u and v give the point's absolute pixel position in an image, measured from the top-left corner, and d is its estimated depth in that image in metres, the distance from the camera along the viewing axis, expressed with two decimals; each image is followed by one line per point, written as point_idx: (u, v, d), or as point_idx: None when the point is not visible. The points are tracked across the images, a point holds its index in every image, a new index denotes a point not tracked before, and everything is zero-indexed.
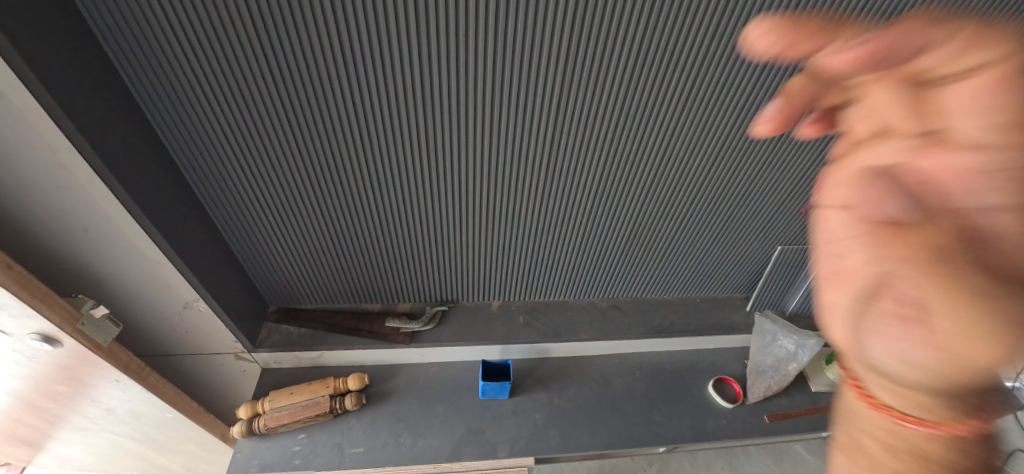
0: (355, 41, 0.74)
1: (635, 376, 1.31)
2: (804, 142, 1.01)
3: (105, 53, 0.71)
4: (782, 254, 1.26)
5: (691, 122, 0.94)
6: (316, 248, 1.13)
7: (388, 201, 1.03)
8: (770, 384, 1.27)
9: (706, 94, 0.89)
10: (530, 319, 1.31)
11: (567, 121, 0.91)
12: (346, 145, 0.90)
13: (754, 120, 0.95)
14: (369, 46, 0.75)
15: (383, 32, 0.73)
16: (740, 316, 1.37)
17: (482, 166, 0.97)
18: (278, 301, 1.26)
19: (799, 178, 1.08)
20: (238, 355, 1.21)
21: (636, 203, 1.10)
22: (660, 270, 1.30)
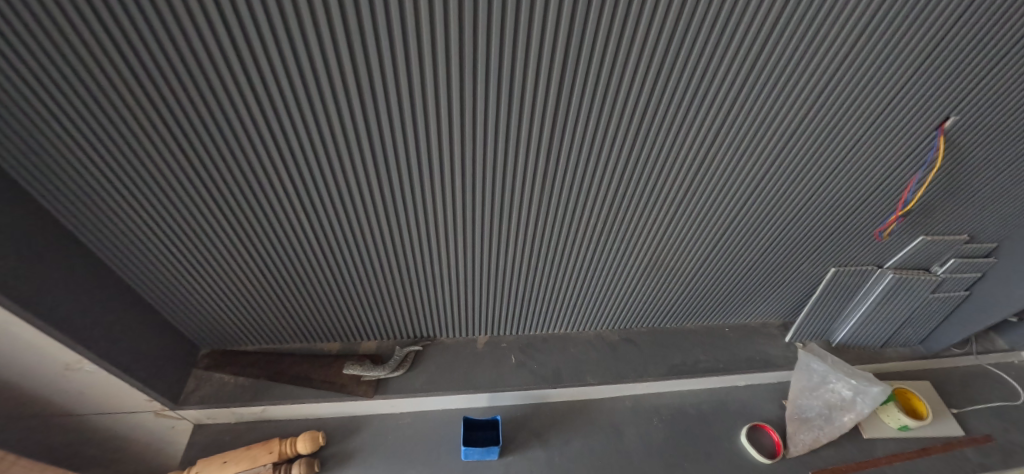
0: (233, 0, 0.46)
1: (652, 424, 1.08)
2: (887, 145, 0.76)
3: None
4: (835, 277, 1.02)
5: (744, 118, 0.67)
6: (249, 285, 0.87)
7: (332, 228, 0.77)
8: (819, 435, 1.04)
9: (770, 82, 0.63)
10: (523, 358, 1.06)
11: (573, 123, 0.64)
12: (261, 159, 0.63)
13: (828, 118, 0.70)
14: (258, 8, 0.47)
15: None
16: (779, 348, 1.13)
17: (457, 182, 0.71)
18: (211, 342, 1.01)
19: (875, 188, 0.83)
20: (160, 413, 0.97)
21: (661, 223, 0.85)
22: (684, 297, 1.06)
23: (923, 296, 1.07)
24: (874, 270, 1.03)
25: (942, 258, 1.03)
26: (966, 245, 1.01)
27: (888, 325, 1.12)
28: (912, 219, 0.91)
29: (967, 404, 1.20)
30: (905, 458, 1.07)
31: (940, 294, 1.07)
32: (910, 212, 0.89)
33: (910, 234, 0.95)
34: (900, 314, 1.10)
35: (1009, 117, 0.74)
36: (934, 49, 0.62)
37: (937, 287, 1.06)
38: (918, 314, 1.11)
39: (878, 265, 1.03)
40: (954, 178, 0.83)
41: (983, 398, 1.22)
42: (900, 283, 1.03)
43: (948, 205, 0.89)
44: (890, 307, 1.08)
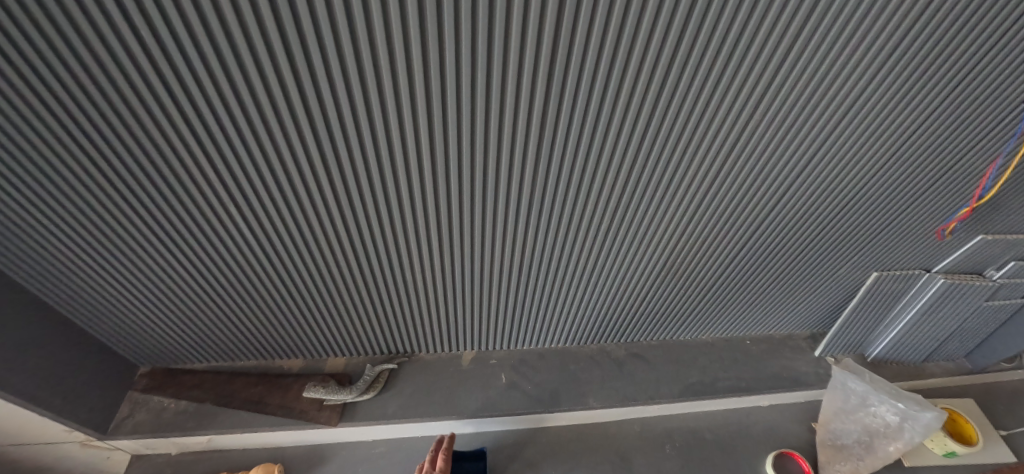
0: None
1: (665, 452, 0.94)
2: (966, 128, 0.60)
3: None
4: (877, 283, 0.88)
5: (808, 89, 0.51)
6: (180, 300, 0.72)
7: (273, 234, 0.61)
8: (857, 465, 0.89)
9: (845, 38, 0.46)
10: (515, 377, 0.92)
11: (580, 98, 0.47)
12: (156, 151, 0.46)
13: (907, 90, 0.53)
14: None
15: None
16: (808, 364, 0.99)
17: (428, 177, 0.54)
18: (150, 361, 0.87)
19: (942, 180, 0.68)
20: (87, 443, 0.81)
21: (683, 222, 0.69)
22: (700, 307, 0.91)
23: (976, 305, 0.93)
24: (921, 274, 0.89)
25: (1000, 260, 0.89)
26: None
27: (931, 337, 0.98)
28: (976, 216, 0.77)
29: (1020, 425, 1.06)
30: None
31: (995, 302, 0.93)
32: (975, 208, 0.75)
33: (969, 234, 0.81)
34: (946, 325, 0.96)
35: None
36: None
37: (992, 295, 0.92)
38: (968, 326, 0.97)
39: (925, 269, 0.89)
40: None
41: None
42: (951, 289, 0.89)
43: (1020, 200, 0.75)
44: (937, 317, 0.94)
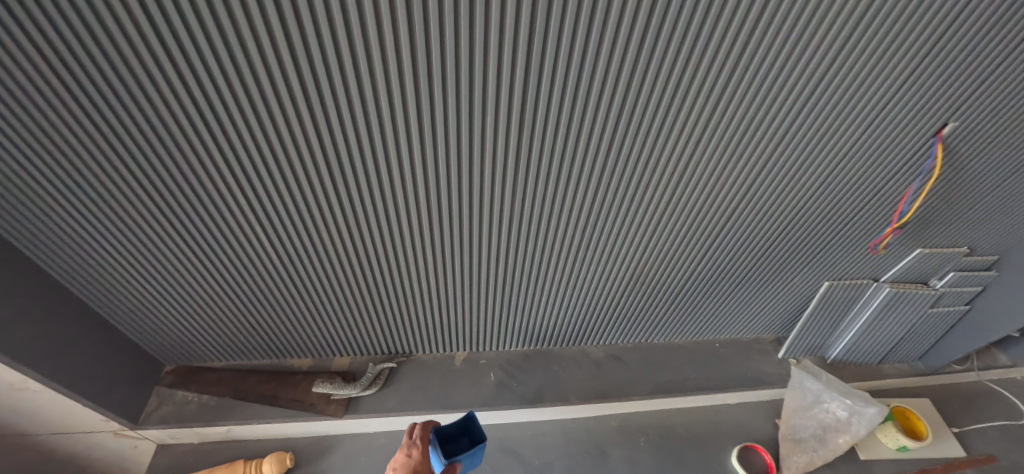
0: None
1: (639, 445, 1.03)
2: (887, 159, 0.70)
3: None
4: (829, 292, 0.97)
5: (740, 129, 0.61)
6: (207, 303, 0.82)
7: (290, 246, 0.71)
8: (814, 456, 0.99)
9: (770, 84, 0.55)
10: (503, 376, 1.02)
11: (548, 137, 0.58)
12: (199, 178, 0.57)
13: (832, 124, 0.63)
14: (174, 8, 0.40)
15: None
16: (771, 365, 1.09)
17: (423, 200, 0.65)
18: (174, 359, 0.97)
19: (871, 203, 0.78)
20: (119, 433, 0.91)
21: (646, 237, 0.79)
22: (671, 313, 1.01)
23: (921, 311, 1.02)
24: (871, 283, 0.98)
25: (941, 271, 0.98)
26: (966, 258, 0.97)
27: (886, 341, 1.07)
28: (909, 232, 0.86)
29: (969, 423, 1.15)
30: None
31: (939, 309, 1.03)
32: (908, 225, 0.84)
33: (907, 247, 0.91)
34: (898, 329, 1.05)
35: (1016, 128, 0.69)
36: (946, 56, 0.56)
37: (936, 302, 1.02)
38: (916, 330, 1.07)
39: (875, 278, 0.98)
40: (954, 190, 0.78)
41: (985, 417, 1.16)
42: (897, 297, 0.99)
43: (946, 218, 0.85)
44: (887, 322, 1.03)
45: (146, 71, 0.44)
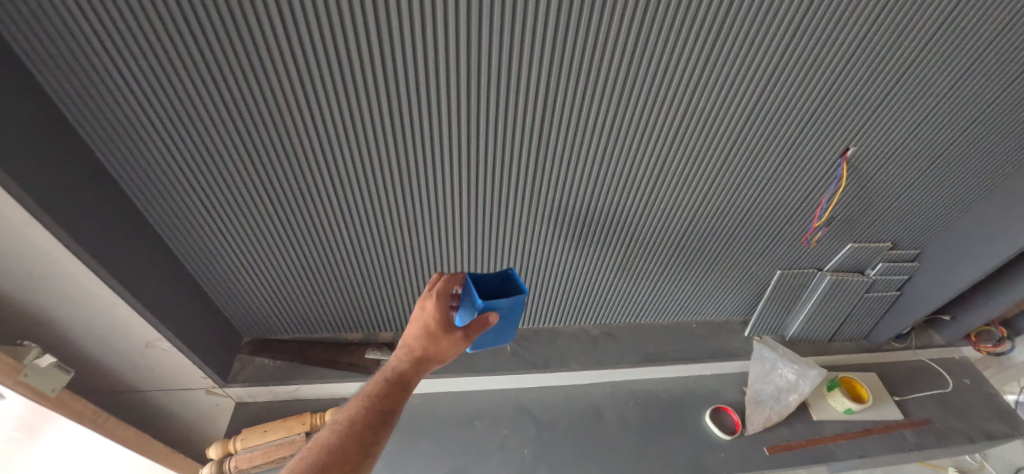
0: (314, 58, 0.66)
1: (628, 406, 1.26)
2: (805, 167, 0.95)
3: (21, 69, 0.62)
4: (781, 278, 1.21)
5: (688, 139, 0.88)
6: (293, 279, 1.06)
7: (365, 229, 0.97)
8: (771, 414, 1.21)
9: (703, 109, 0.83)
10: (517, 348, 1.24)
11: (554, 144, 0.85)
12: (315, 175, 0.84)
13: (755, 138, 0.89)
14: (333, 64, 0.67)
15: (343, 48, 0.66)
16: (738, 341, 1.31)
17: (465, 190, 0.92)
18: (252, 332, 1.19)
19: (800, 202, 1.02)
20: (210, 390, 1.13)
21: (628, 227, 1.04)
22: (653, 295, 1.24)
23: (859, 295, 1.25)
24: (815, 272, 1.21)
25: (873, 262, 1.21)
26: (891, 251, 1.20)
27: (832, 320, 1.30)
28: (837, 228, 1.10)
29: (908, 392, 1.36)
30: (849, 437, 1.24)
31: (874, 294, 1.26)
32: (833, 223, 1.09)
33: (839, 241, 1.14)
34: (841, 310, 1.28)
35: (899, 146, 0.94)
36: (824, 92, 0.83)
37: (870, 288, 1.25)
38: (857, 312, 1.30)
39: (818, 269, 1.22)
40: (865, 194, 1.03)
41: (924, 387, 1.38)
42: (838, 283, 1.21)
43: (866, 217, 1.09)
44: (831, 304, 1.26)
45: (307, 103, 0.71)
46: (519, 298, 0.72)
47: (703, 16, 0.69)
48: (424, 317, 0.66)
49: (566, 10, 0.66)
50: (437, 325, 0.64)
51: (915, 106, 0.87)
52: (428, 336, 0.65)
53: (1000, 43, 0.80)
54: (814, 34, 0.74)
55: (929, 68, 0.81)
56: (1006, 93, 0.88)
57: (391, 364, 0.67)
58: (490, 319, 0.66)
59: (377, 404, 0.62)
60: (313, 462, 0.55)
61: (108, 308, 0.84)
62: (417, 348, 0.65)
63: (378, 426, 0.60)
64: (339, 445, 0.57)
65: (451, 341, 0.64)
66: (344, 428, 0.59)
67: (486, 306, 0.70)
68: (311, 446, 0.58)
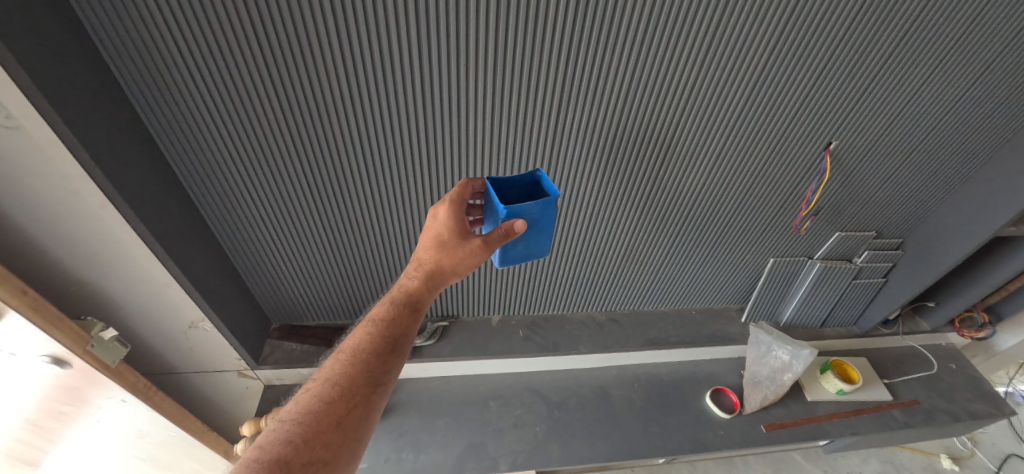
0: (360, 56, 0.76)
1: (634, 388, 1.34)
2: (793, 158, 1.04)
3: (106, 67, 0.71)
4: (774, 266, 1.30)
5: (688, 130, 0.96)
6: (322, 266, 1.14)
7: (391, 217, 1.06)
8: (767, 394, 1.30)
9: (701, 102, 0.92)
10: (529, 333, 1.32)
11: (566, 134, 0.94)
12: (351, 164, 0.93)
13: (748, 130, 0.98)
14: (377, 60, 0.77)
15: (386, 45, 0.75)
16: (736, 327, 1.40)
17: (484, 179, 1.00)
18: (281, 319, 1.27)
19: (789, 192, 1.11)
20: (241, 372, 1.19)
21: (632, 216, 1.12)
22: (656, 282, 1.32)
23: (847, 282, 1.34)
24: (806, 261, 1.30)
25: (859, 250, 1.30)
26: (875, 239, 1.29)
27: (822, 306, 1.39)
28: (825, 217, 1.19)
29: (896, 375, 1.44)
30: (842, 416, 1.31)
31: (860, 281, 1.35)
32: (821, 212, 1.18)
33: (827, 229, 1.23)
34: (831, 296, 1.37)
35: (877, 139, 1.03)
36: (808, 88, 0.92)
37: (858, 275, 1.34)
38: (846, 298, 1.39)
39: (809, 257, 1.30)
40: (848, 184, 1.12)
41: (911, 371, 1.46)
42: (827, 270, 1.30)
43: (851, 206, 1.18)
44: (822, 290, 1.35)
45: (351, 95, 0.81)
46: (547, 202, 0.74)
47: (700, 16, 0.79)
48: (438, 225, 0.72)
49: (579, 10, 0.75)
50: (449, 236, 0.70)
51: (890, 102, 0.97)
52: (439, 245, 0.71)
53: (962, 44, 0.89)
54: (798, 34, 0.83)
55: (900, 67, 0.91)
56: (971, 90, 0.98)
57: (399, 287, 0.72)
58: (515, 228, 0.68)
59: (383, 329, 0.67)
60: (323, 392, 0.60)
61: (162, 288, 0.92)
62: (428, 260, 0.72)
63: (385, 350, 0.66)
64: (344, 376, 0.62)
65: (464, 248, 0.69)
66: (349, 359, 0.64)
67: (511, 213, 0.73)
68: (321, 375, 0.63)
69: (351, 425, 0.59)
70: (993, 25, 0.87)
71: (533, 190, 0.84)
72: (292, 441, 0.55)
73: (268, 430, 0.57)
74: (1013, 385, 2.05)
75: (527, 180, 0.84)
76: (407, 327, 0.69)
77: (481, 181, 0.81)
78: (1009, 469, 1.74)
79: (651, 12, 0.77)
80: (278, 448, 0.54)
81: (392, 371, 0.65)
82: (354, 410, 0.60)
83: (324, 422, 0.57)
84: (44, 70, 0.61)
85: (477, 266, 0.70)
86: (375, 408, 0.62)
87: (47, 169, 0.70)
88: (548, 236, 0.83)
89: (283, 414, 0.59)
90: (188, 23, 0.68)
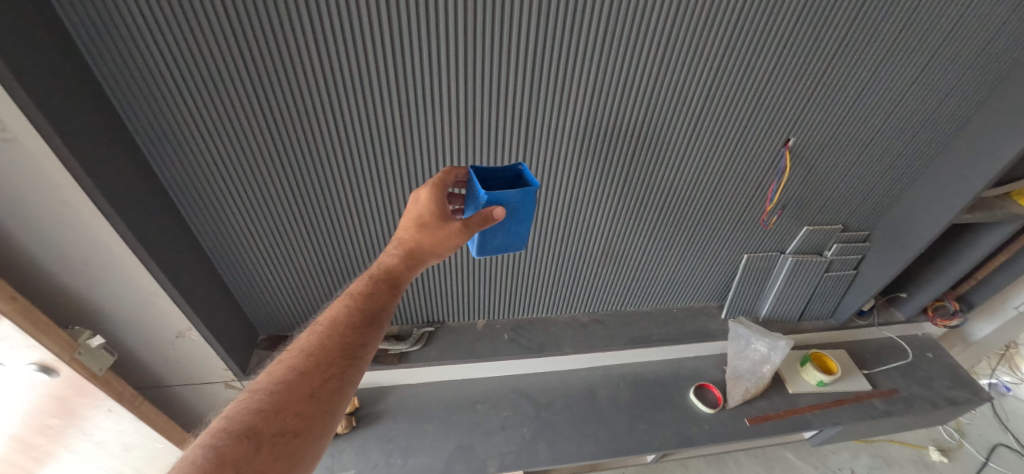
0: (338, 67, 0.80)
1: (619, 386, 1.37)
2: (754, 155, 1.10)
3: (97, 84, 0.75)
4: (748, 262, 1.35)
5: (654, 130, 1.01)
6: (308, 276, 1.17)
7: (374, 224, 1.09)
8: (749, 387, 1.33)
9: (664, 103, 0.97)
10: (514, 336, 1.34)
11: (539, 138, 0.98)
12: (334, 173, 0.96)
13: (710, 129, 1.03)
14: (355, 70, 0.81)
15: (364, 56, 0.80)
16: (716, 323, 1.44)
17: None
18: (269, 330, 1.27)
19: (755, 188, 1.17)
20: (229, 384, 1.18)
21: (607, 216, 1.16)
22: (636, 281, 1.36)
23: (820, 275, 1.40)
24: (779, 256, 1.35)
25: (829, 244, 1.36)
26: (843, 232, 1.35)
27: (798, 299, 1.45)
28: (792, 212, 1.25)
29: (876, 366, 1.47)
30: (823, 407, 1.34)
31: (832, 274, 1.41)
32: (787, 206, 1.23)
33: (796, 224, 1.29)
34: (806, 290, 1.43)
35: (832, 135, 1.10)
36: (762, 87, 0.98)
37: (829, 268, 1.40)
38: (820, 291, 1.45)
39: (781, 252, 1.36)
40: (810, 180, 1.18)
41: (890, 361, 1.49)
42: (800, 264, 1.36)
43: (815, 200, 1.23)
44: (796, 284, 1.41)
45: (331, 105, 0.85)
46: (527, 191, 0.79)
47: (655, 20, 0.84)
48: (419, 208, 0.79)
49: (543, 19, 0.80)
50: (429, 219, 0.77)
51: (839, 99, 1.03)
52: (420, 227, 0.78)
53: (900, 44, 0.96)
54: (748, 36, 0.89)
55: (845, 67, 0.98)
56: (915, 87, 1.04)
57: (379, 265, 0.77)
58: (494, 214, 0.75)
59: (360, 303, 0.72)
60: (297, 363, 0.64)
61: (149, 297, 0.94)
62: (408, 240, 0.78)
63: (362, 324, 0.70)
64: (319, 347, 0.65)
65: (444, 229, 0.76)
66: (325, 332, 0.68)
67: (492, 200, 0.79)
68: (296, 347, 0.66)
69: (324, 396, 0.62)
70: (928, 26, 0.94)
71: (516, 182, 0.90)
72: (264, 409, 0.58)
73: (240, 400, 0.60)
74: (996, 376, 2.14)
75: (511, 172, 0.89)
76: (385, 302, 0.73)
77: (465, 170, 0.86)
78: (996, 459, 1.76)
79: (610, 18, 0.82)
80: (249, 417, 0.57)
81: (368, 345, 0.69)
82: (328, 381, 0.63)
83: (297, 392, 0.61)
84: (39, 85, 0.65)
85: (455, 247, 0.77)
86: (349, 380, 0.65)
87: (41, 180, 0.73)
88: (526, 227, 0.88)
89: (256, 384, 0.62)
90: (175, 40, 0.73)
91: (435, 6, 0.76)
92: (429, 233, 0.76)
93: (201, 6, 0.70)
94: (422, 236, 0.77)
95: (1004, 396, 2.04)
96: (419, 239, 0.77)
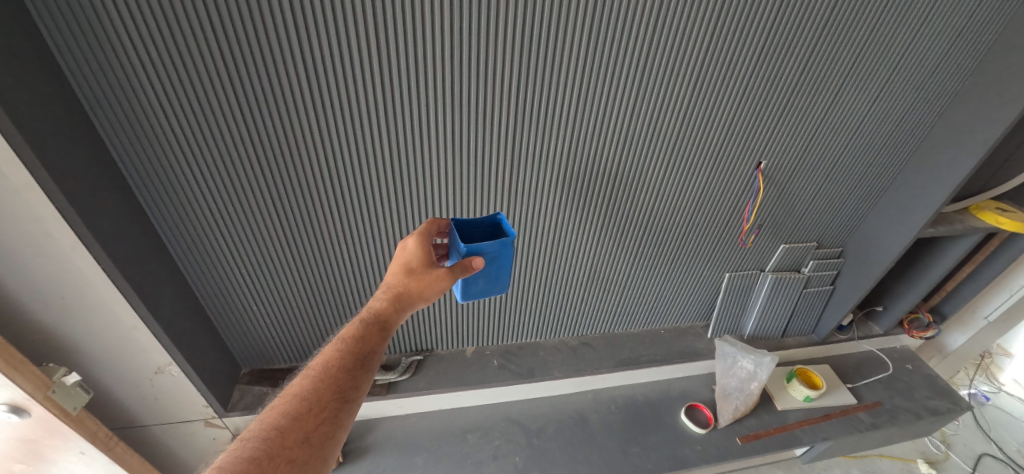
0: (330, 99, 0.83)
1: (611, 410, 1.37)
2: (728, 180, 1.16)
3: (87, 118, 0.76)
4: (730, 280, 1.38)
5: (633, 157, 1.05)
6: (294, 307, 1.14)
7: (361, 251, 1.08)
8: (739, 404, 1.34)
9: (641, 132, 1.02)
10: (504, 361, 1.33)
11: (525, 167, 1.01)
12: (323, 200, 0.96)
13: (686, 156, 1.09)
14: (346, 101, 0.84)
15: (356, 88, 0.83)
16: (703, 342, 1.46)
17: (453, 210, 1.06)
18: (252, 362, 1.23)
19: (731, 208, 1.22)
20: (209, 422, 1.13)
21: (592, 241, 1.19)
22: (623, 301, 1.37)
23: (800, 291, 1.45)
24: (760, 274, 1.40)
25: (805, 260, 1.41)
26: (818, 249, 1.40)
27: (780, 315, 1.49)
28: (768, 231, 1.30)
29: (859, 379, 1.50)
30: (811, 423, 1.36)
31: (811, 289, 1.46)
32: (764, 225, 1.28)
33: (773, 243, 1.34)
34: (786, 305, 1.47)
35: (801, 156, 1.16)
36: (732, 117, 1.04)
37: (808, 284, 1.45)
38: (801, 306, 1.50)
39: (760, 270, 1.40)
40: (783, 199, 1.23)
41: (871, 374, 1.52)
42: (779, 281, 1.40)
43: (789, 219, 1.29)
44: (777, 301, 1.45)
45: (321, 136, 0.87)
46: (503, 241, 0.82)
47: (631, 58, 0.90)
48: (408, 254, 0.80)
49: (524, 54, 0.85)
50: (417, 265, 0.79)
51: (804, 123, 1.10)
52: (408, 272, 0.79)
53: (856, 72, 1.04)
54: (714, 72, 0.96)
55: (806, 94, 1.05)
56: (873, 108, 1.11)
57: (368, 308, 0.77)
58: (474, 264, 0.79)
59: (352, 347, 0.71)
60: (290, 408, 0.62)
61: (127, 331, 0.91)
62: (396, 284, 0.78)
63: (353, 367, 0.69)
64: (312, 390, 0.64)
65: (431, 274, 0.77)
66: (318, 377, 0.67)
67: (470, 250, 0.81)
68: (288, 392, 0.65)
69: (317, 442, 0.61)
70: (878, 56, 1.03)
71: (495, 231, 0.93)
72: (256, 457, 0.56)
73: (230, 449, 0.57)
74: (975, 386, 2.20)
75: (490, 222, 0.93)
76: (376, 345, 0.73)
77: (447, 221, 0.90)
78: (982, 469, 1.78)
79: (590, 54, 0.88)
80: (240, 465, 0.55)
81: (361, 388, 0.68)
82: (320, 426, 0.62)
83: (290, 438, 0.59)
84: (28, 120, 0.65)
85: (443, 291, 0.78)
86: (343, 425, 0.64)
87: (24, 213, 0.73)
88: (507, 273, 0.89)
89: (247, 432, 0.60)
90: (166, 73, 0.74)
91: (427, 42, 0.80)
92: (419, 276, 0.77)
93: (195, 44, 0.73)
94: (411, 280, 0.78)
95: (984, 405, 2.08)
96: (409, 282, 0.78)
